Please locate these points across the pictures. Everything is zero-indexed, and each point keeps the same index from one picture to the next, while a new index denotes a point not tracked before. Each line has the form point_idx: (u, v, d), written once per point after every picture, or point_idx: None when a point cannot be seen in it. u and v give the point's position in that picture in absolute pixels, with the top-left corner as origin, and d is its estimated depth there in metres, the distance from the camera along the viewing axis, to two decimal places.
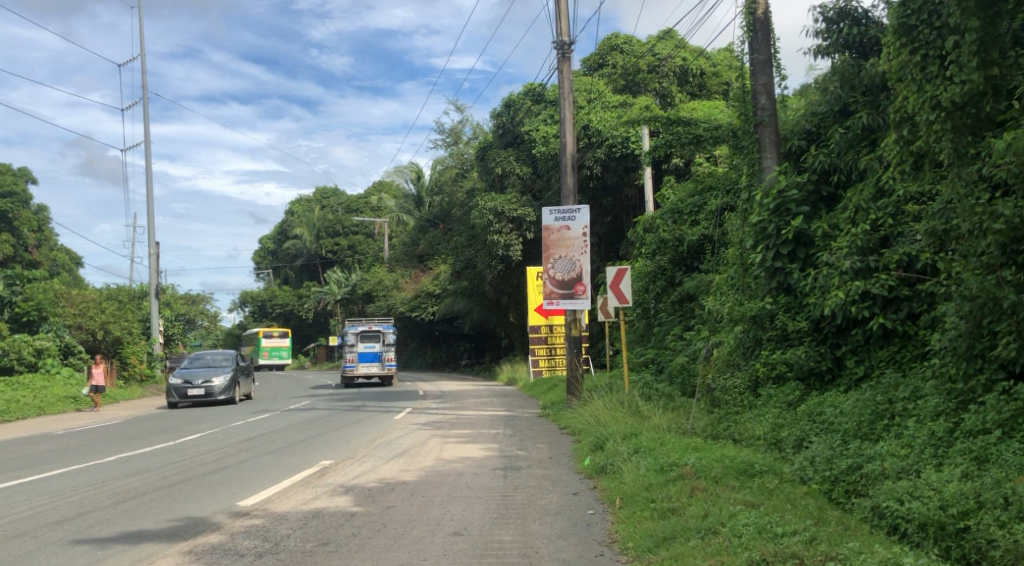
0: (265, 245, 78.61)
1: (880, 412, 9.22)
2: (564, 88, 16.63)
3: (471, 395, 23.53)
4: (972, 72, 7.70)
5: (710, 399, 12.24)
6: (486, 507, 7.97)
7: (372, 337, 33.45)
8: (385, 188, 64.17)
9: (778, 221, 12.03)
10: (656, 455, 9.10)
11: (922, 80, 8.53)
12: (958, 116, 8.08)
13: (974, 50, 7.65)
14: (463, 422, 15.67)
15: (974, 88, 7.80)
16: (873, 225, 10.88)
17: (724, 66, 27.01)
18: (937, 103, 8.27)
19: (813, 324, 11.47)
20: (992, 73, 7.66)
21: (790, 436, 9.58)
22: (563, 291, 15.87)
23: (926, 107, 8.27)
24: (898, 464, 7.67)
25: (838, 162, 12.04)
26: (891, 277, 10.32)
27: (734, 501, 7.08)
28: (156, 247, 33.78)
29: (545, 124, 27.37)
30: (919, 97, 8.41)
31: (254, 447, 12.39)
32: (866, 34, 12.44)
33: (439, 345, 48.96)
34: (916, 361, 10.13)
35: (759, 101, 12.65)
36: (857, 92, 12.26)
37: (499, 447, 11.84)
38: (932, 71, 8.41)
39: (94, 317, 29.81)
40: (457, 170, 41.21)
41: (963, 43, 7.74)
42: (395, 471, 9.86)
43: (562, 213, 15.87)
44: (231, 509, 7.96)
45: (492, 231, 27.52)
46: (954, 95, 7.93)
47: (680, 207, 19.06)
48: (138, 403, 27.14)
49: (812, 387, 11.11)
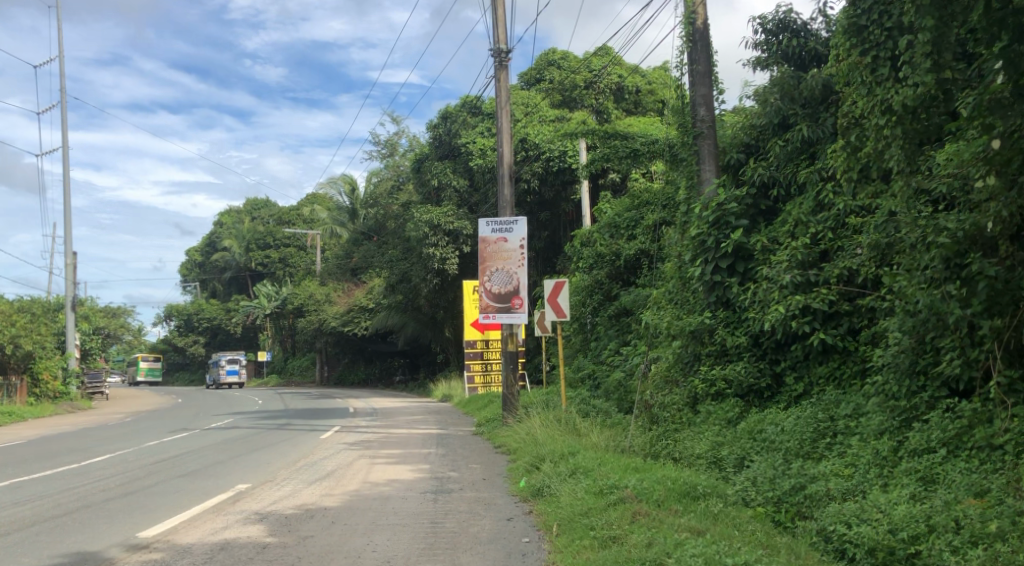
0: (192, 258, 76.38)
1: (822, 430, 8.98)
2: (501, 98, 16.24)
3: (404, 411, 22.85)
4: (924, 74, 6.96)
5: (648, 416, 11.89)
6: (413, 536, 7.39)
7: (234, 360, 53.10)
8: (319, 200, 63.00)
9: (717, 233, 11.74)
10: (594, 476, 8.64)
11: (872, 84, 8.04)
12: (909, 121, 7.42)
13: (926, 52, 6.88)
14: (394, 441, 14.98)
15: (926, 90, 7.13)
16: (813, 239, 10.75)
17: (659, 84, 27.07)
18: (887, 107, 7.64)
19: (752, 339, 11.17)
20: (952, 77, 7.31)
21: (730, 455, 9.28)
22: (500, 304, 15.37)
23: (877, 111, 7.64)
24: (843, 484, 7.45)
25: (778, 176, 11.88)
26: (831, 292, 10.14)
27: (679, 528, 6.67)
28: (74, 256, 32.20)
29: (482, 137, 27.00)
30: (869, 100, 7.87)
31: (165, 470, 11.54)
32: (806, 47, 12.27)
33: (372, 360, 48.09)
34: (856, 378, 9.89)
35: (698, 113, 12.47)
36: (797, 105, 11.99)
37: (429, 469, 11.25)
38: (882, 74, 7.93)
39: (4, 330, 28.19)
40: (392, 183, 40.53)
41: (916, 43, 6.92)
42: (316, 496, 9.19)
43: (499, 225, 15.43)
44: (128, 542, 7.19)
45: (428, 244, 26.94)
46: (906, 98, 7.25)
47: (617, 221, 18.84)
48: (48, 421, 25.63)
49: (751, 404, 10.84)
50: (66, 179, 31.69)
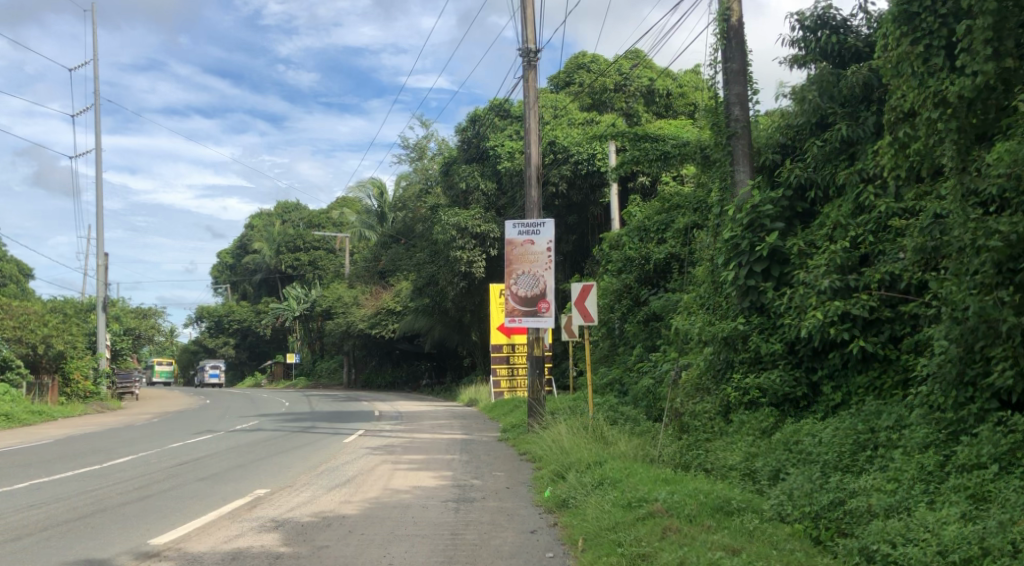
0: (223, 260, 77.05)
1: (862, 442, 8.54)
2: (529, 98, 15.94)
3: (429, 415, 22.60)
4: (985, 62, 7.00)
5: (677, 425, 11.56)
6: (432, 548, 7.09)
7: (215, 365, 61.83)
8: (348, 203, 63.15)
9: (751, 236, 11.29)
10: (623, 488, 8.29)
11: (924, 75, 7.83)
12: (964, 113, 7.37)
13: (986, 37, 6.98)
14: (417, 446, 14.70)
15: (985, 80, 7.11)
16: (853, 243, 10.33)
17: (690, 87, 26.62)
18: (941, 99, 7.56)
19: (788, 346, 10.73)
20: (1007, 64, 6.94)
21: (765, 468, 8.90)
22: (526, 308, 15.06)
23: (929, 104, 7.59)
24: (886, 500, 7.03)
25: (815, 177, 11.43)
26: (872, 298, 9.71)
27: (713, 546, 6.33)
28: (104, 257, 32.39)
29: (510, 140, 26.73)
30: (921, 93, 7.68)
31: (185, 473, 11.38)
32: (846, 44, 11.77)
33: (399, 364, 48.03)
34: (898, 388, 9.45)
35: (732, 112, 12.07)
36: (836, 104, 11.49)
37: (452, 476, 10.94)
38: (936, 64, 7.73)
39: (36, 329, 28.32)
40: (421, 186, 40.43)
41: (976, 28, 7.07)
42: (335, 503, 8.92)
43: (526, 227, 15.13)
44: (139, 549, 6.99)
45: (455, 247, 26.75)
46: (963, 88, 7.20)
47: (646, 225, 18.45)
48: (77, 420, 25.77)
49: (786, 413, 10.42)
50: (97, 181, 31.93)
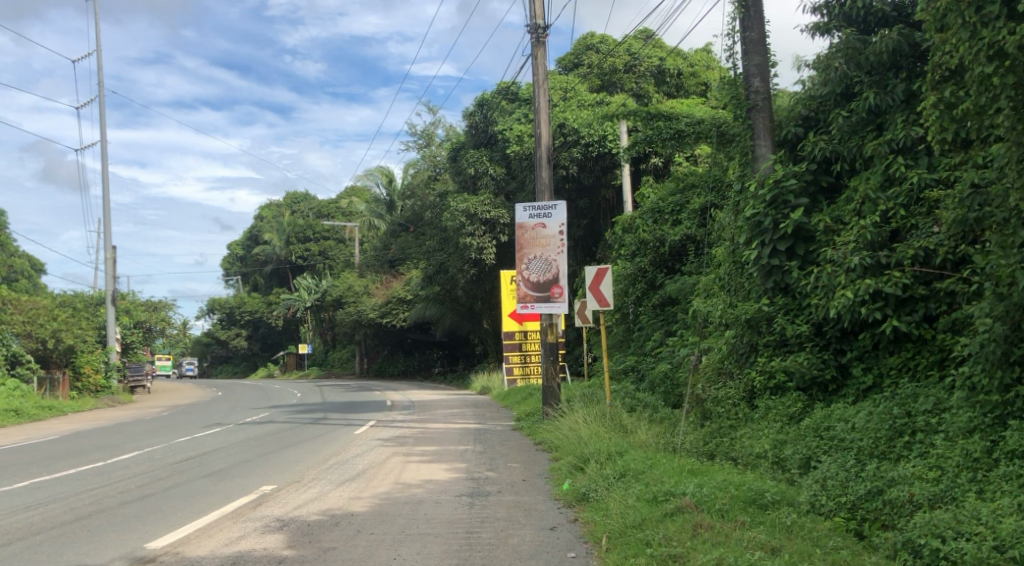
0: (234, 252, 76.75)
1: (899, 427, 8.04)
2: (538, 75, 15.36)
3: (442, 404, 22.20)
4: None
5: (700, 411, 11.05)
6: (444, 548, 6.66)
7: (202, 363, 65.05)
8: (358, 192, 62.71)
9: (775, 213, 10.78)
10: (647, 481, 7.82)
11: (976, 26, 7.18)
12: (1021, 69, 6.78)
13: None
14: (429, 437, 14.27)
15: None
16: (883, 218, 9.79)
17: (701, 66, 26.04)
18: (995, 53, 6.95)
19: (815, 328, 10.26)
20: None
21: (794, 455, 8.43)
22: (539, 294, 14.57)
23: (982, 58, 6.98)
24: (930, 490, 6.56)
25: (841, 149, 10.84)
26: (905, 275, 9.18)
27: (750, 545, 5.88)
28: (114, 249, 32.14)
29: (519, 123, 26.11)
30: (974, 45, 7.06)
31: (190, 469, 10.99)
32: (872, 8, 11.16)
33: (411, 352, 47.67)
34: (934, 369, 8.97)
35: (752, 84, 11.49)
36: (862, 71, 10.88)
37: (466, 468, 10.52)
38: (988, 15, 7.10)
39: (46, 324, 28.12)
40: (429, 173, 39.94)
41: None
42: (343, 500, 8.51)
43: (537, 210, 14.62)
44: (134, 554, 6.58)
45: (465, 234, 26.25)
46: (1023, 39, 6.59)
47: (660, 206, 17.89)
48: (87, 415, 25.51)
49: (814, 398, 9.94)
50: (104, 173, 31.64)
